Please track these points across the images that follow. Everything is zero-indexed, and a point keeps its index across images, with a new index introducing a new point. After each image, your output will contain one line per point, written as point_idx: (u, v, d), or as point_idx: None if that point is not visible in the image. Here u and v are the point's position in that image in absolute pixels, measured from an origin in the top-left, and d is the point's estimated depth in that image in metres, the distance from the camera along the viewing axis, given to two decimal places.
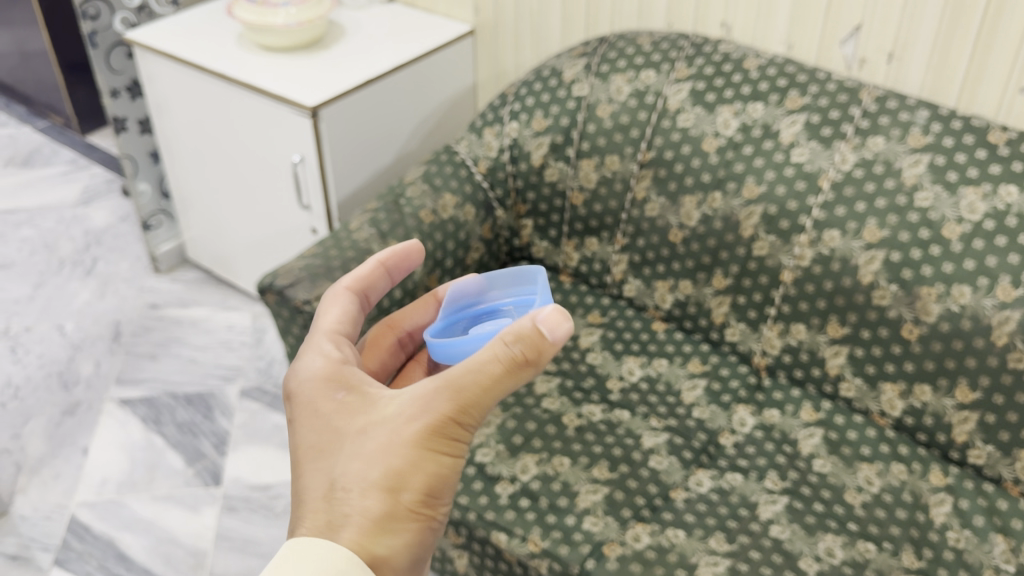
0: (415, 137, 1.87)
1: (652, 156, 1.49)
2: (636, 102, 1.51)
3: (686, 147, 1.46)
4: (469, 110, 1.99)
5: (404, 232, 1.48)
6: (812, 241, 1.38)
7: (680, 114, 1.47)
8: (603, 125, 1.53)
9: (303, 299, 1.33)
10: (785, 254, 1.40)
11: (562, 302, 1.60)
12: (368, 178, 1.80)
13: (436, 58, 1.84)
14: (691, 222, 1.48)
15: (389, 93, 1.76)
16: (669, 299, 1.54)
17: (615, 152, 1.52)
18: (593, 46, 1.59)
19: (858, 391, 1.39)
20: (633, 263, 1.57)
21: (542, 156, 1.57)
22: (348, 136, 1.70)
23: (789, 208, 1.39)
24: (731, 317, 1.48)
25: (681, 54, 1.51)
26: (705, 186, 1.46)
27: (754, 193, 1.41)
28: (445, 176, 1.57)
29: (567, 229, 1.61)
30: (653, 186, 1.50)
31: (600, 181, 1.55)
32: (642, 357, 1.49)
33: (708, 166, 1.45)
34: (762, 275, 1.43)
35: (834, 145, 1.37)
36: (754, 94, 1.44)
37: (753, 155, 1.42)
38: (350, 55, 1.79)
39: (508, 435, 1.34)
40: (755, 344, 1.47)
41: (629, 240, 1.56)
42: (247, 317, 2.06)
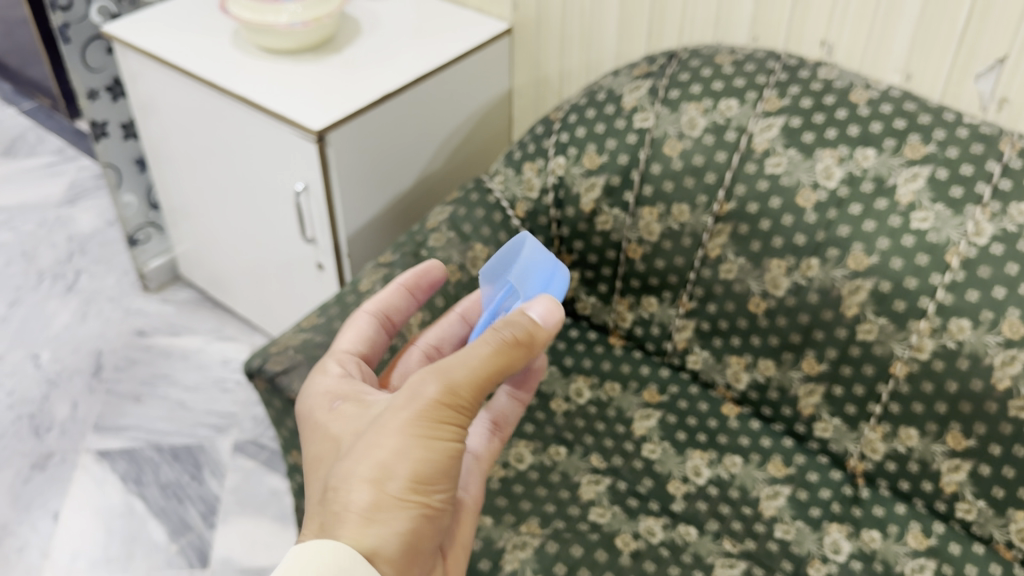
0: (439, 156, 1.60)
1: (731, 208, 1.22)
2: (714, 138, 1.23)
3: (775, 199, 1.20)
4: (502, 120, 1.71)
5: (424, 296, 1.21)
6: (934, 330, 1.10)
7: (768, 157, 1.20)
8: (671, 165, 1.25)
9: (298, 391, 1.07)
10: (898, 342, 1.13)
11: (614, 373, 1.34)
12: (383, 207, 1.53)
13: (466, 64, 1.56)
14: (778, 291, 1.20)
15: (408, 109, 1.48)
16: (745, 379, 1.27)
17: (686, 200, 1.25)
18: (659, 63, 1.31)
19: (980, 515, 1.12)
20: (700, 332, 1.30)
21: (594, 200, 1.30)
22: (360, 162, 1.44)
23: (906, 286, 1.12)
24: (822, 409, 1.21)
25: (771, 81, 1.23)
26: (797, 249, 1.19)
27: (863, 264, 1.14)
28: (475, 222, 1.31)
29: (621, 284, 1.34)
30: (731, 243, 1.23)
31: (665, 234, 1.27)
32: (710, 452, 1.24)
33: (804, 226, 1.18)
34: (866, 364, 1.16)
35: (965, 208, 1.10)
36: (865, 136, 1.17)
37: (863, 217, 1.14)
38: (363, 60, 1.51)
39: (548, 564, 1.09)
40: (852, 446, 1.20)
41: (697, 304, 1.29)
42: (243, 349, 1.81)
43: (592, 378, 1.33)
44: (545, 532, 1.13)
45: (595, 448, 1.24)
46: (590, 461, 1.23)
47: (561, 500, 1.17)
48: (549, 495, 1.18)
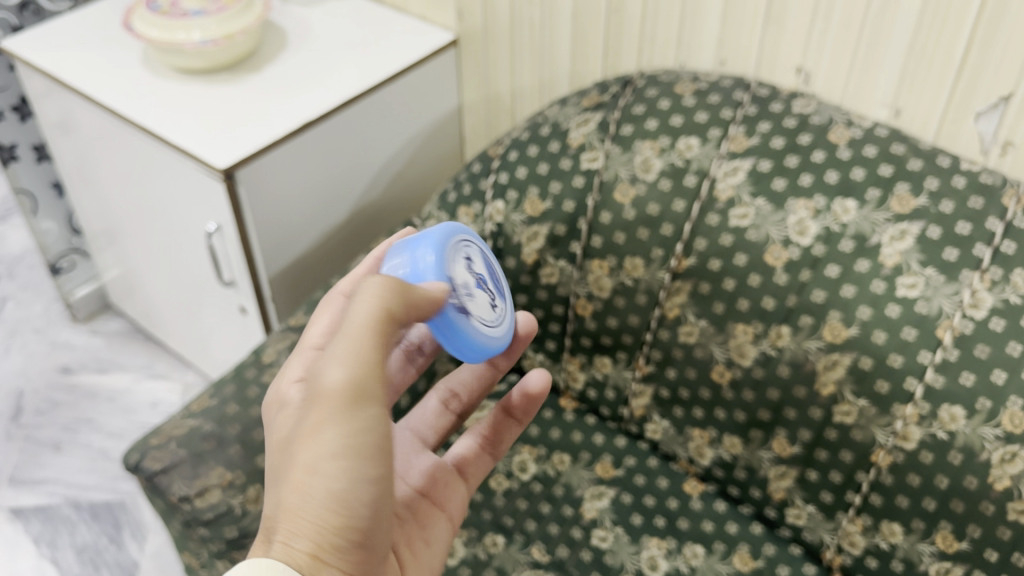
0: (376, 183, 1.43)
1: (691, 264, 1.06)
2: (672, 184, 1.07)
3: (741, 256, 1.03)
4: (451, 140, 1.54)
5: None
6: (921, 417, 0.95)
7: (733, 207, 1.04)
8: (622, 214, 1.09)
9: (180, 495, 0.92)
10: (880, 428, 0.97)
11: (563, 443, 1.17)
12: (310, 244, 1.37)
13: (405, 82, 1.38)
14: (744, 360, 1.04)
15: (335, 137, 1.31)
16: (709, 455, 1.11)
17: (640, 253, 1.09)
18: (612, 92, 1.14)
19: None
20: (659, 399, 1.14)
21: (537, 251, 1.13)
22: (279, 199, 1.27)
23: (890, 364, 0.96)
24: (795, 494, 1.06)
25: (738, 116, 1.07)
26: (766, 315, 1.02)
27: (840, 336, 0.98)
28: None
29: (570, 342, 1.18)
30: (691, 303, 1.07)
31: (617, 291, 1.11)
32: (669, 540, 1.07)
33: (773, 288, 1.02)
34: (844, 449, 1.00)
35: (960, 273, 0.94)
36: (844, 185, 1.00)
37: (841, 280, 0.98)
38: (285, 79, 1.34)
39: None
40: (828, 537, 1.05)
41: (655, 368, 1.12)
42: (176, 389, 1.66)
43: (539, 449, 1.17)
44: None
45: (538, 535, 1.08)
46: (531, 553, 1.07)
47: None
48: None
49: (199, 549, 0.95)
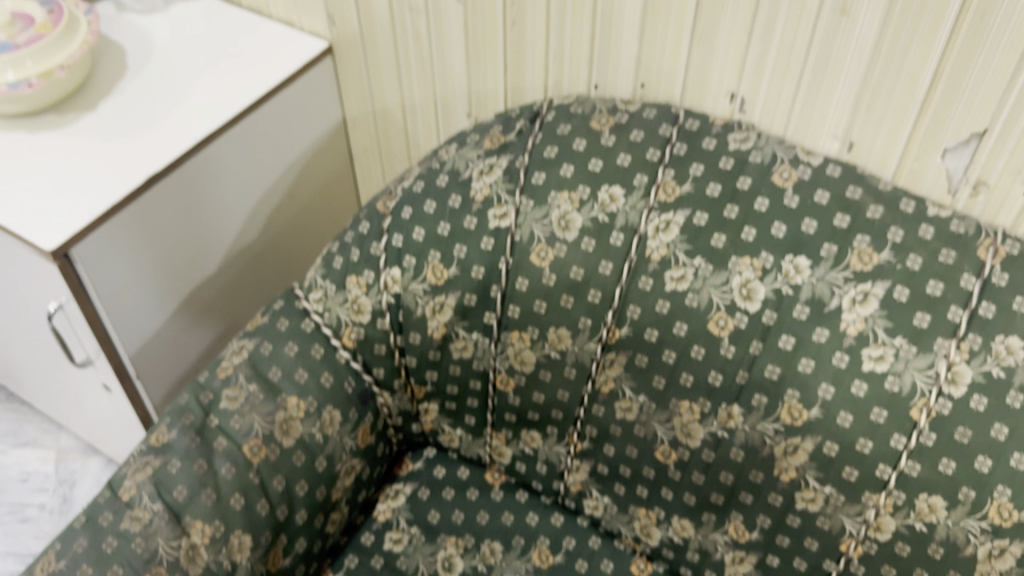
0: (252, 224, 1.22)
1: (625, 336, 0.91)
2: (596, 242, 0.90)
3: (680, 326, 0.88)
4: (335, 161, 1.34)
5: (215, 495, 0.87)
6: (897, 506, 0.83)
7: (668, 268, 0.88)
8: (541, 280, 0.92)
9: None
10: (849, 516, 0.85)
11: (491, 528, 1.03)
12: (177, 307, 1.15)
13: (277, 106, 1.16)
14: (691, 440, 0.91)
15: (193, 184, 1.09)
16: (656, 534, 0.99)
17: (565, 322, 0.93)
18: (518, 129, 0.97)
19: None
20: (598, 475, 1.00)
21: (445, 323, 0.97)
22: (131, 268, 1.05)
23: (859, 450, 0.83)
24: None
25: (667, 157, 0.90)
26: (713, 391, 0.89)
27: (800, 418, 0.85)
28: (284, 364, 0.94)
29: (492, 416, 1.04)
30: (626, 376, 0.93)
31: (542, 364, 0.97)
32: None
33: (719, 362, 0.88)
34: (809, 537, 0.89)
35: (934, 342, 0.80)
36: (795, 240, 0.85)
37: (796, 354, 0.84)
38: (125, 117, 1.10)
39: None
40: None
41: (590, 444, 0.99)
42: (48, 456, 1.43)
43: (465, 539, 1.02)
44: None
45: None
46: None
47: None
48: None
49: None
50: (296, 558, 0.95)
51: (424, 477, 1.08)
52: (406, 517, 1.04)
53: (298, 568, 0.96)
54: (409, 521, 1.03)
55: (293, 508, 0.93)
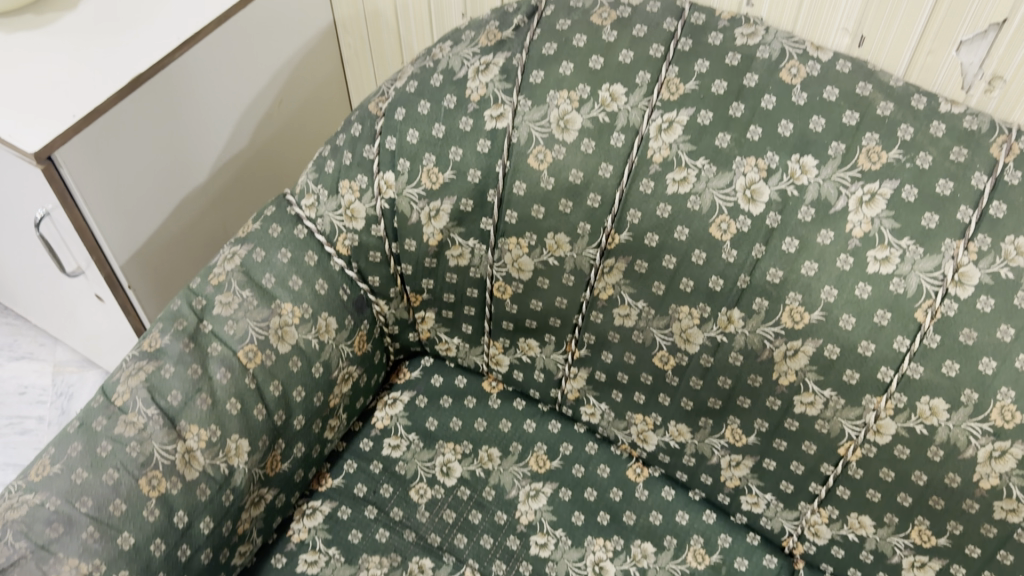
0: (242, 131, 1.19)
1: (624, 242, 0.89)
2: (596, 144, 0.87)
3: (682, 230, 0.86)
4: (326, 67, 1.30)
5: (211, 400, 0.87)
6: (898, 409, 0.82)
7: (670, 170, 0.85)
8: (539, 184, 0.90)
9: None
10: (848, 420, 0.85)
11: (489, 435, 1.05)
12: (168, 216, 1.13)
13: (264, 6, 1.11)
14: (690, 346, 0.91)
15: (180, 87, 1.05)
16: (653, 440, 1.00)
17: (564, 228, 0.91)
18: (515, 25, 0.92)
19: None
20: (595, 383, 1.00)
21: (440, 230, 0.94)
22: (119, 173, 1.02)
23: (860, 353, 0.82)
24: (751, 482, 0.95)
25: (670, 52, 0.86)
26: (713, 296, 0.87)
27: (801, 321, 0.83)
28: (277, 270, 0.93)
29: (490, 324, 1.02)
30: (625, 282, 0.91)
31: (540, 271, 0.95)
32: (615, 540, 0.97)
33: (721, 266, 0.86)
34: (806, 440, 0.88)
35: (941, 244, 0.78)
36: (802, 140, 0.82)
37: (799, 256, 0.82)
38: (107, 17, 1.05)
39: None
40: (789, 525, 0.95)
41: (588, 351, 0.98)
42: (45, 369, 1.43)
43: (463, 446, 1.04)
44: None
45: (469, 553, 0.96)
46: None
47: None
48: None
49: None
50: (296, 463, 0.96)
51: (421, 386, 1.08)
52: (404, 423, 1.06)
53: (298, 472, 0.96)
54: (407, 428, 1.05)
55: (290, 414, 0.93)
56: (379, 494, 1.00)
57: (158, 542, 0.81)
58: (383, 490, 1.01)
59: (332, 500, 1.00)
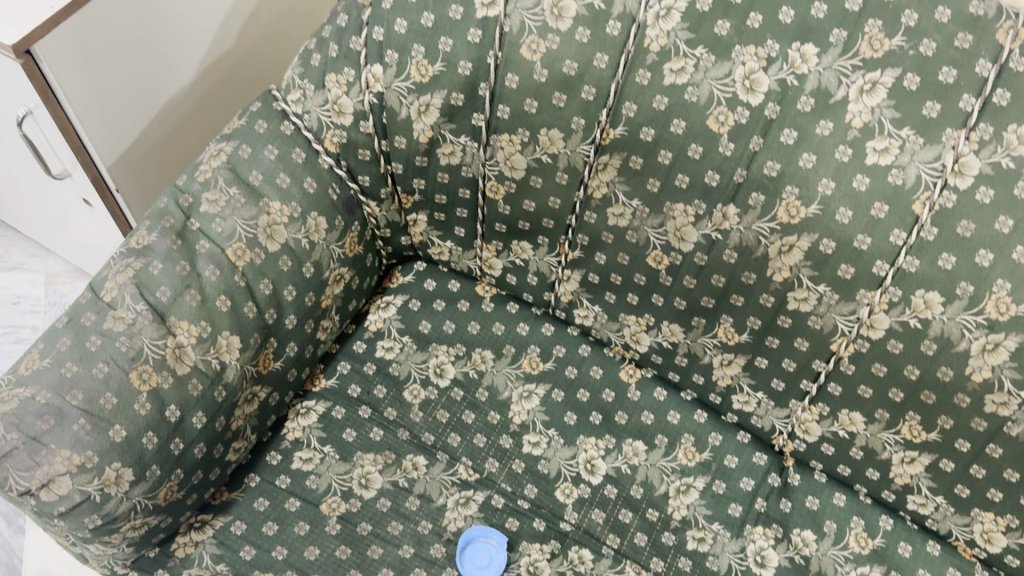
0: (229, 31, 1.15)
1: (618, 137, 0.87)
2: (591, 32, 0.83)
3: (678, 123, 0.83)
4: None
5: (200, 296, 0.86)
6: (892, 303, 0.81)
7: (665, 60, 0.82)
8: (532, 77, 0.86)
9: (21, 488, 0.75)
10: (842, 316, 0.85)
11: (482, 338, 1.05)
12: (153, 118, 1.11)
13: None
14: (684, 244, 0.89)
15: None
16: (646, 341, 0.99)
17: (557, 123, 0.88)
18: None
19: (937, 510, 0.90)
20: (588, 285, 0.99)
21: (430, 127, 0.92)
22: (102, 70, 0.99)
23: (856, 247, 0.81)
24: (742, 381, 0.95)
25: None
26: (708, 192, 0.85)
27: (797, 216, 0.82)
28: (264, 167, 0.91)
29: (482, 227, 1.01)
30: (620, 179, 0.89)
31: (532, 170, 0.92)
32: (606, 439, 0.99)
33: (717, 160, 0.83)
34: (799, 338, 0.88)
35: (942, 133, 0.75)
36: (803, 26, 0.77)
37: (797, 148, 0.80)
38: None
39: None
40: (779, 423, 0.96)
41: (582, 253, 0.97)
42: (37, 280, 1.42)
43: (456, 348, 1.04)
44: None
45: (462, 451, 0.98)
46: (457, 473, 0.97)
47: (420, 536, 0.93)
48: (405, 535, 0.93)
49: (62, 535, 0.81)
50: (288, 362, 0.95)
51: (413, 290, 1.08)
52: (397, 326, 1.05)
53: (291, 372, 0.96)
54: (400, 331, 1.05)
55: (281, 313, 0.92)
56: (373, 395, 1.01)
57: (152, 437, 0.81)
58: (377, 391, 1.02)
59: (326, 400, 1.00)
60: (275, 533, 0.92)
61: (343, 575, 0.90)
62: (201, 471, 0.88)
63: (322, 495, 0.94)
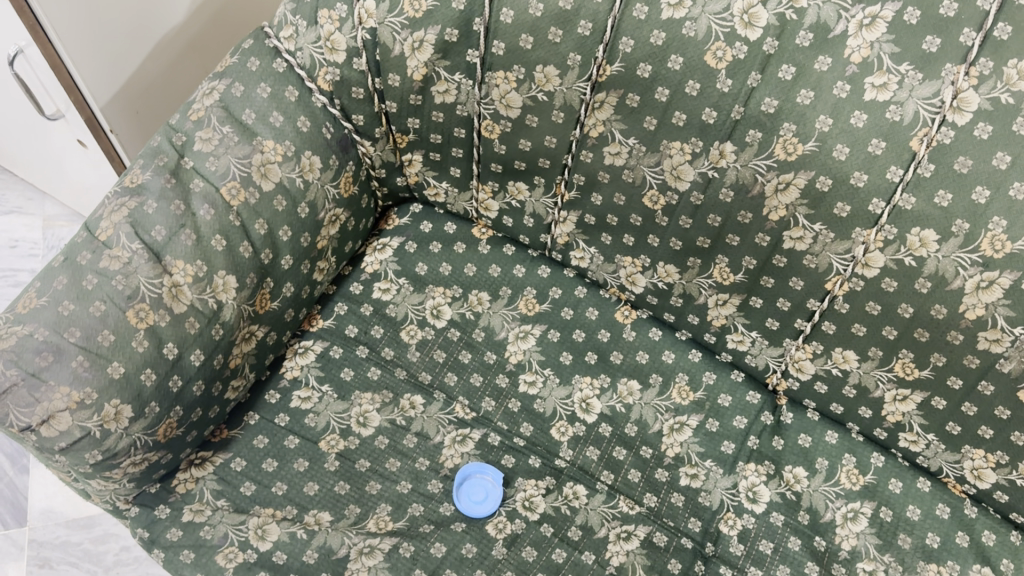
0: None
1: (615, 73, 0.85)
2: None
3: (675, 59, 0.82)
4: None
5: (195, 235, 0.86)
6: (887, 241, 0.81)
7: None
8: (527, 11, 0.85)
9: (22, 425, 0.77)
10: (837, 255, 0.85)
11: (478, 279, 1.05)
12: (146, 58, 1.10)
13: None
14: (681, 183, 0.89)
15: None
16: (642, 282, 1.00)
17: (552, 60, 0.87)
18: None
19: (928, 448, 0.91)
20: (584, 226, 0.99)
21: (425, 64, 0.91)
22: (93, 7, 0.98)
23: (852, 184, 0.80)
24: (737, 321, 0.95)
25: None
26: (706, 129, 0.84)
27: (794, 153, 0.81)
28: (258, 106, 0.90)
29: (478, 168, 1.00)
30: (616, 117, 0.88)
31: (528, 108, 0.91)
32: (602, 378, 1.00)
33: (714, 97, 0.82)
34: (794, 277, 0.88)
35: (941, 69, 0.73)
36: None
37: (796, 84, 0.79)
38: None
39: (404, 574, 0.88)
40: (773, 362, 0.96)
41: (578, 193, 0.96)
42: (35, 224, 1.42)
43: (453, 290, 1.04)
44: (399, 528, 0.91)
45: (459, 390, 0.99)
46: (454, 412, 0.98)
47: (418, 473, 0.94)
48: (403, 472, 0.94)
49: (65, 471, 0.82)
50: (285, 302, 0.96)
51: (409, 232, 1.07)
52: (394, 268, 1.05)
53: (288, 312, 0.97)
54: (396, 272, 1.05)
55: (277, 253, 0.92)
56: (370, 335, 1.02)
57: (150, 375, 0.82)
58: (374, 332, 1.02)
59: (323, 340, 1.01)
60: (275, 469, 0.93)
61: (342, 509, 0.91)
62: (200, 409, 0.89)
63: (321, 433, 0.96)
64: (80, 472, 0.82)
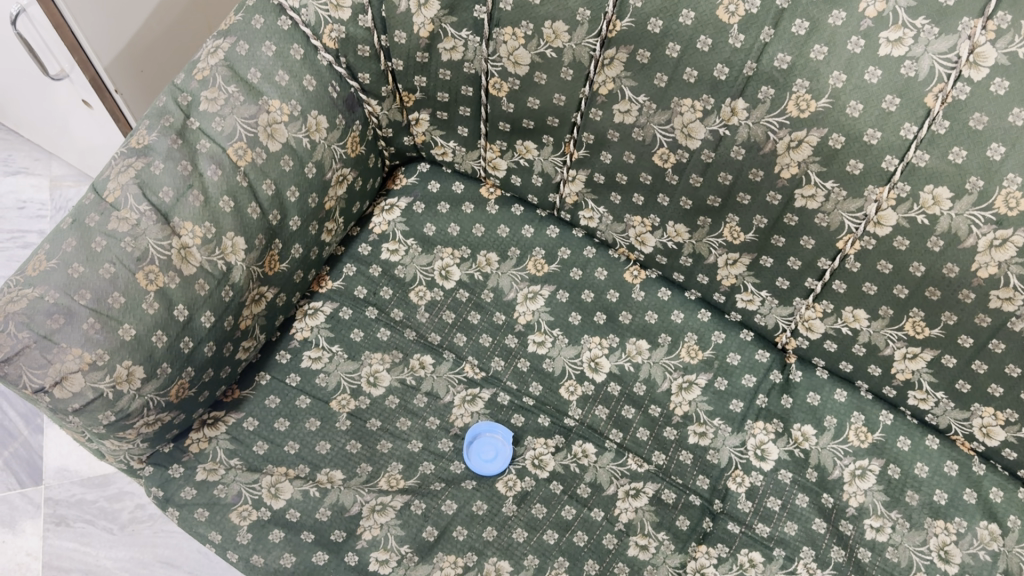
0: None
1: (626, 29, 0.84)
2: None
3: (687, 15, 0.81)
4: None
5: (203, 197, 0.85)
6: (900, 199, 0.81)
7: None
8: None
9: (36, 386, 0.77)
10: (849, 214, 0.84)
11: (487, 240, 1.04)
12: (149, 16, 1.08)
13: None
14: (691, 142, 0.88)
15: None
16: (651, 242, 0.99)
17: (562, 16, 0.85)
18: None
19: (937, 406, 0.91)
20: (593, 185, 0.98)
21: (431, 20, 0.91)
22: None
23: (865, 142, 0.79)
24: (747, 280, 0.95)
25: None
26: (717, 86, 0.83)
27: (807, 110, 0.80)
28: (262, 66, 0.89)
29: (486, 127, 0.99)
30: (626, 74, 0.87)
31: (537, 66, 0.90)
32: (610, 337, 1.00)
33: (726, 54, 0.81)
34: (805, 236, 0.88)
35: (958, 23, 0.72)
36: None
37: (809, 39, 0.77)
38: None
39: (416, 530, 0.89)
40: (783, 322, 0.96)
41: (587, 152, 0.95)
42: (42, 185, 1.42)
43: (461, 250, 1.04)
44: (410, 485, 0.92)
45: (468, 350, 1.00)
46: (463, 371, 0.99)
47: (428, 431, 0.95)
48: (413, 431, 0.95)
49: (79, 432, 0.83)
50: (294, 264, 0.96)
51: (417, 192, 1.07)
52: (402, 229, 1.05)
53: (297, 273, 0.97)
54: (405, 233, 1.05)
55: (285, 215, 0.92)
56: (379, 296, 1.02)
57: (161, 336, 0.82)
58: (383, 293, 1.02)
59: (333, 301, 1.01)
60: (287, 428, 0.94)
61: (354, 467, 0.92)
62: (211, 369, 0.89)
63: (332, 393, 0.96)
64: (94, 433, 0.82)
